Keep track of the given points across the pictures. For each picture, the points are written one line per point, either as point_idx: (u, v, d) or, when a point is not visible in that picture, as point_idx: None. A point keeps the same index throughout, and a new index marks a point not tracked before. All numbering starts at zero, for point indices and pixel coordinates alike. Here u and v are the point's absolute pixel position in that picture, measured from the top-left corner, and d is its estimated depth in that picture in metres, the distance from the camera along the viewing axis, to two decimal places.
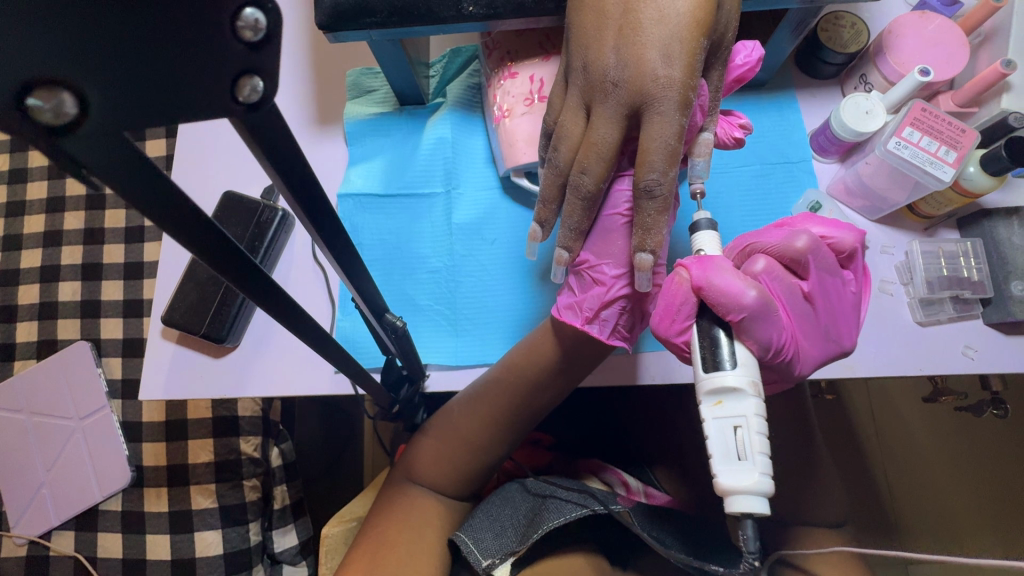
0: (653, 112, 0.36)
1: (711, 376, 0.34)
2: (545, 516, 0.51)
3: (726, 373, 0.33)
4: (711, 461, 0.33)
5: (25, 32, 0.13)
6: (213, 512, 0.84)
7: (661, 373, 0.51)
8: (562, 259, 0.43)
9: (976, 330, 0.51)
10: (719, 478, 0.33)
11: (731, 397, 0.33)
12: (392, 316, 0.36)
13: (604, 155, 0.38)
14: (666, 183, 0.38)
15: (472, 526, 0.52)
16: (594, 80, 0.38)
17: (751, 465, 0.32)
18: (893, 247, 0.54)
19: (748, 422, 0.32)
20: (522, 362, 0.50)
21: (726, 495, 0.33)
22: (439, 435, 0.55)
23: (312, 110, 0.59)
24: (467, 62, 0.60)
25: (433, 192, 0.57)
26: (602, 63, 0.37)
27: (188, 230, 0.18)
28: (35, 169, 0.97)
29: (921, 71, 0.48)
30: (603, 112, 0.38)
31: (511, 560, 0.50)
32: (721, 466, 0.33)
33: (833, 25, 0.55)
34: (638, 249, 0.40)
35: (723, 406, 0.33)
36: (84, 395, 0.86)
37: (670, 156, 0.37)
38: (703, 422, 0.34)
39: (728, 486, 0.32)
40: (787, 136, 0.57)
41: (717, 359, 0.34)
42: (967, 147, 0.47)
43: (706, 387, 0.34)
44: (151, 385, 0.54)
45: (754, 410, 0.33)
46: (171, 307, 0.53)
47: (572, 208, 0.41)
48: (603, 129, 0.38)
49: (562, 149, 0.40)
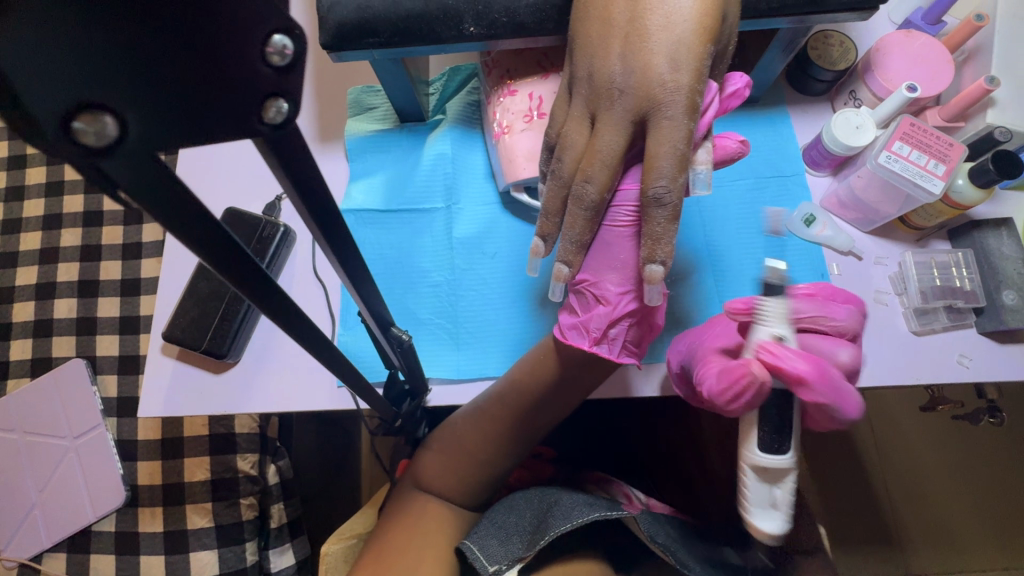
0: (660, 118, 0.37)
1: (771, 457, 0.37)
2: (551, 521, 0.49)
3: (780, 456, 0.38)
4: (747, 508, 0.39)
5: (67, 63, 0.14)
6: (209, 532, 0.83)
7: (661, 385, 0.52)
8: (562, 273, 0.43)
9: (970, 339, 0.52)
10: (756, 524, 0.39)
11: (780, 471, 0.38)
12: (398, 329, 0.37)
13: (608, 163, 0.39)
14: (673, 191, 0.38)
15: (479, 534, 0.51)
16: (599, 87, 0.39)
17: (780, 516, 0.38)
18: (886, 258, 0.55)
19: (785, 484, 0.38)
20: (525, 375, 0.50)
21: (759, 534, 0.39)
22: (443, 449, 0.56)
23: (314, 128, 0.60)
24: (466, 80, 0.61)
25: (434, 207, 0.58)
26: (607, 70, 0.38)
27: (214, 245, 0.19)
28: (33, 186, 0.97)
29: (909, 88, 0.49)
30: (610, 118, 0.39)
31: (518, 567, 0.48)
32: (757, 514, 0.38)
33: (822, 43, 0.56)
34: (648, 260, 0.40)
35: (767, 472, 0.38)
36: (79, 413, 0.85)
37: (677, 163, 0.38)
38: (744, 479, 0.39)
39: (759, 532, 0.38)
40: (780, 150, 0.58)
41: (779, 444, 0.38)
42: (955, 160, 0.48)
43: (757, 462, 0.38)
44: (150, 403, 0.54)
45: (791, 477, 0.38)
46: (173, 323, 0.53)
47: (574, 218, 0.41)
48: (608, 136, 0.39)
49: (567, 159, 0.41)
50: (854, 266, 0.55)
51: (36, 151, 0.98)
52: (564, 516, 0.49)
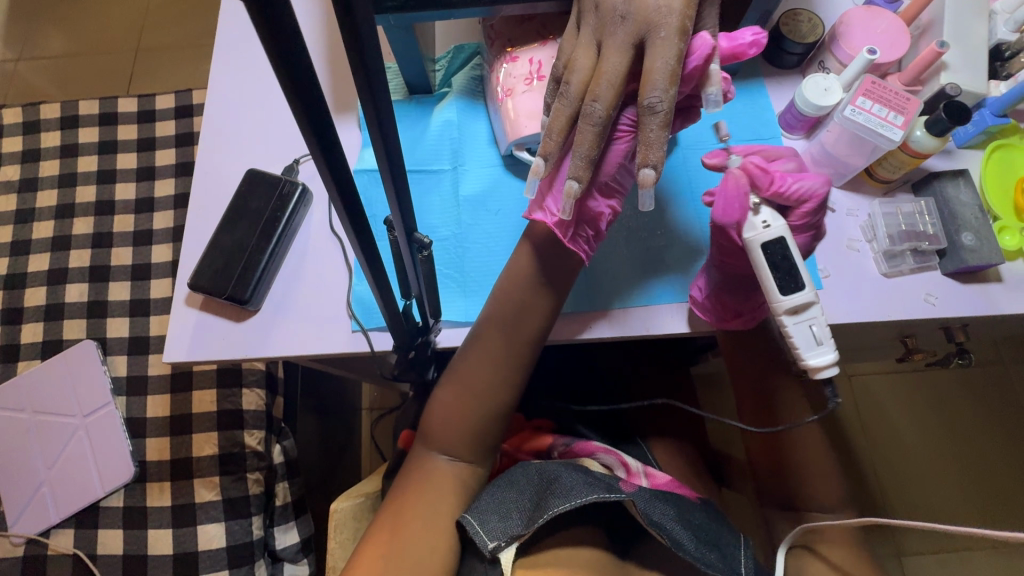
0: (655, 40, 0.46)
1: (792, 298, 0.47)
2: (550, 501, 0.48)
3: (803, 293, 0.48)
4: (800, 351, 0.48)
5: None
6: (217, 505, 0.83)
7: (646, 322, 0.57)
8: (573, 189, 0.47)
9: (936, 279, 0.57)
10: (811, 362, 0.48)
11: (806, 306, 0.48)
12: (421, 236, 0.40)
13: (613, 83, 0.46)
14: (666, 101, 0.45)
15: (479, 507, 0.50)
16: (605, 15, 0.47)
17: (827, 347, 0.48)
18: (856, 210, 0.60)
19: (818, 318, 0.48)
20: (531, 309, 0.54)
21: (816, 372, 0.48)
22: (450, 387, 0.56)
23: (329, 99, 0.64)
24: (469, 58, 0.67)
25: (441, 169, 0.62)
26: (611, 2, 0.47)
27: (296, 77, 0.23)
28: (46, 178, 0.99)
29: (869, 51, 0.55)
30: (614, 44, 0.47)
31: (515, 545, 0.48)
32: (810, 354, 0.48)
33: (792, 20, 0.63)
34: (642, 165, 0.46)
35: (801, 314, 0.48)
36: (88, 391, 0.87)
37: (669, 77, 0.45)
38: (787, 328, 0.48)
39: (819, 367, 0.48)
40: (758, 117, 0.63)
41: (793, 283, 0.48)
42: (912, 112, 0.54)
43: (789, 305, 0.48)
44: (176, 348, 0.57)
45: (819, 309, 0.48)
46: (198, 271, 0.58)
47: (584, 134, 0.46)
48: (613, 58, 0.46)
49: (575, 82, 0.48)
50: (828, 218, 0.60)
51: (49, 145, 1.00)
52: (563, 496, 0.48)
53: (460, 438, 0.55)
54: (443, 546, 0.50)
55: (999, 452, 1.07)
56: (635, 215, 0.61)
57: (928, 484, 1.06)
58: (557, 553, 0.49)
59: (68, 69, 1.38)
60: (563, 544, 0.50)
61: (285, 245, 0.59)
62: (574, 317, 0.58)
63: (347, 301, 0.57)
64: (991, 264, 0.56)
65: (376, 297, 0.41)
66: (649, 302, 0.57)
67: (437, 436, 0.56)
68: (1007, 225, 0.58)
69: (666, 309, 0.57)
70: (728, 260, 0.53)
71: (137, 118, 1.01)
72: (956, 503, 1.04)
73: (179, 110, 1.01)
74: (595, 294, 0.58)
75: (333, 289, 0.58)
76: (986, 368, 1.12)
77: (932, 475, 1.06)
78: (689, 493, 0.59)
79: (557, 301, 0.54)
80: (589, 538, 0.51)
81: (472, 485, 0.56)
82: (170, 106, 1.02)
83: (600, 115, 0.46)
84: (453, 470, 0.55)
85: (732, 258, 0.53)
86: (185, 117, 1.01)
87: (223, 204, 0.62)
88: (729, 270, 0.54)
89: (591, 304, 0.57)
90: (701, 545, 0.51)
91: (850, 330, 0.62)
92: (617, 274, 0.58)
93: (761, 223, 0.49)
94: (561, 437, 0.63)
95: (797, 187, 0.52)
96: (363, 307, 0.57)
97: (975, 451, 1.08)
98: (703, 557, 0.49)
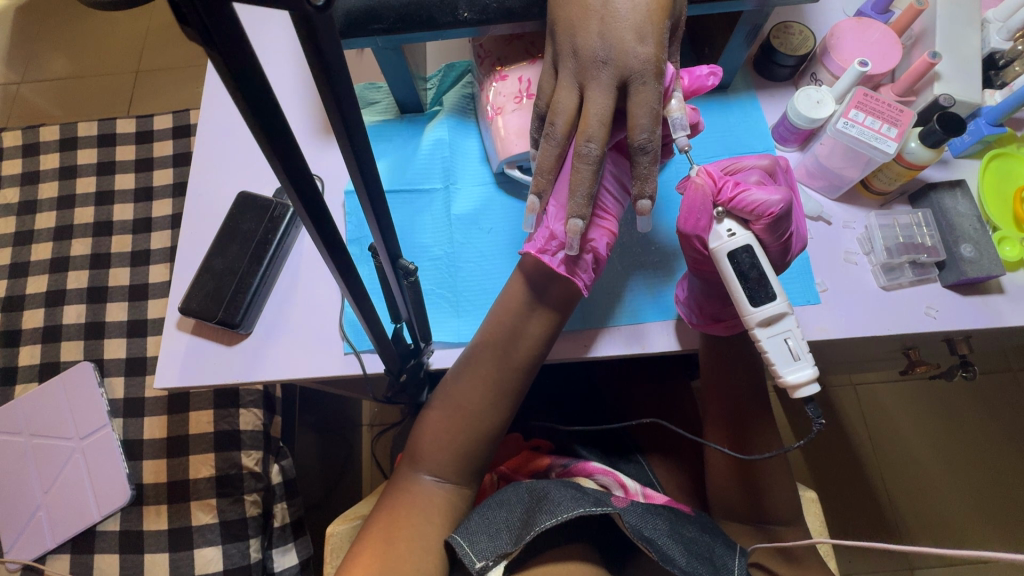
0: (638, 86, 0.46)
1: (762, 309, 0.44)
2: (538, 517, 0.47)
3: (772, 304, 0.44)
4: (775, 366, 0.45)
5: None
6: (214, 528, 0.81)
7: (640, 341, 0.56)
8: (577, 228, 0.47)
9: (936, 292, 0.56)
10: (786, 377, 0.44)
11: (779, 318, 0.45)
12: (406, 260, 0.39)
13: (603, 122, 0.47)
14: (654, 141, 0.46)
15: (470, 527, 0.49)
16: (585, 61, 0.47)
17: (806, 361, 0.44)
18: (853, 222, 0.59)
19: (794, 332, 0.45)
20: (523, 331, 0.53)
21: (792, 388, 0.45)
22: (440, 416, 0.55)
23: (319, 119, 0.64)
24: (461, 75, 0.67)
25: (433, 188, 0.62)
26: (590, 46, 0.47)
27: (252, 94, 0.21)
28: (45, 201, 0.99)
29: (861, 63, 0.54)
30: (598, 87, 0.47)
31: (504, 563, 0.47)
32: (787, 370, 0.44)
33: (784, 32, 0.62)
34: (639, 197, 0.47)
35: (774, 326, 0.45)
36: (85, 413, 0.86)
37: (654, 119, 0.46)
38: (760, 341, 0.45)
39: (798, 384, 0.44)
40: (751, 129, 0.63)
41: (763, 293, 0.45)
42: (906, 124, 0.54)
43: (761, 317, 0.45)
44: (167, 373, 0.56)
45: (795, 324, 0.45)
46: (188, 296, 0.57)
47: (582, 171, 0.47)
48: (601, 97, 0.47)
49: (558, 124, 0.48)
50: (824, 230, 0.59)
51: (49, 168, 1.01)
52: (551, 510, 0.47)
53: (449, 457, 0.54)
54: (434, 562, 0.49)
55: (1008, 462, 1.06)
56: (630, 235, 0.60)
57: (932, 494, 1.04)
58: (551, 568, 0.48)
59: (70, 92, 1.39)
60: (560, 557, 0.49)
61: (278, 264, 0.59)
62: (570, 335, 0.57)
63: (339, 324, 0.56)
64: (992, 276, 0.55)
65: (364, 327, 0.40)
66: (641, 319, 0.57)
67: (427, 454, 0.55)
68: (1006, 236, 0.57)
69: (658, 325, 0.57)
70: (704, 269, 0.51)
71: (135, 139, 1.01)
72: (963, 512, 1.03)
73: (177, 130, 1.01)
74: (591, 312, 0.57)
75: (324, 311, 0.58)
76: (992, 375, 1.10)
77: (938, 483, 1.04)
78: (687, 508, 0.58)
79: (550, 321, 0.53)
80: (587, 552, 0.50)
81: (461, 509, 0.54)
82: (168, 126, 1.01)
83: (595, 155, 0.47)
84: (445, 489, 0.54)
85: (707, 267, 0.51)
86: (183, 137, 1.01)
87: (214, 227, 0.62)
88: (709, 278, 0.52)
89: (584, 323, 0.57)
90: (692, 558, 0.48)
91: (849, 345, 0.61)
92: (609, 291, 0.58)
93: (726, 232, 0.47)
94: (559, 458, 0.62)
95: (752, 200, 0.45)
96: (354, 329, 0.56)
97: (983, 458, 1.06)
98: (693, 572, 0.47)
